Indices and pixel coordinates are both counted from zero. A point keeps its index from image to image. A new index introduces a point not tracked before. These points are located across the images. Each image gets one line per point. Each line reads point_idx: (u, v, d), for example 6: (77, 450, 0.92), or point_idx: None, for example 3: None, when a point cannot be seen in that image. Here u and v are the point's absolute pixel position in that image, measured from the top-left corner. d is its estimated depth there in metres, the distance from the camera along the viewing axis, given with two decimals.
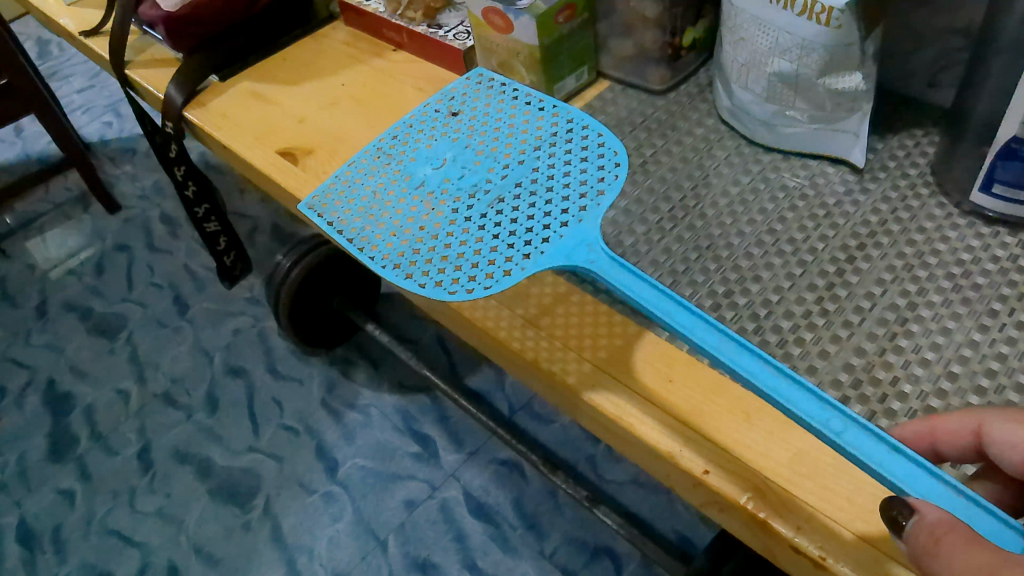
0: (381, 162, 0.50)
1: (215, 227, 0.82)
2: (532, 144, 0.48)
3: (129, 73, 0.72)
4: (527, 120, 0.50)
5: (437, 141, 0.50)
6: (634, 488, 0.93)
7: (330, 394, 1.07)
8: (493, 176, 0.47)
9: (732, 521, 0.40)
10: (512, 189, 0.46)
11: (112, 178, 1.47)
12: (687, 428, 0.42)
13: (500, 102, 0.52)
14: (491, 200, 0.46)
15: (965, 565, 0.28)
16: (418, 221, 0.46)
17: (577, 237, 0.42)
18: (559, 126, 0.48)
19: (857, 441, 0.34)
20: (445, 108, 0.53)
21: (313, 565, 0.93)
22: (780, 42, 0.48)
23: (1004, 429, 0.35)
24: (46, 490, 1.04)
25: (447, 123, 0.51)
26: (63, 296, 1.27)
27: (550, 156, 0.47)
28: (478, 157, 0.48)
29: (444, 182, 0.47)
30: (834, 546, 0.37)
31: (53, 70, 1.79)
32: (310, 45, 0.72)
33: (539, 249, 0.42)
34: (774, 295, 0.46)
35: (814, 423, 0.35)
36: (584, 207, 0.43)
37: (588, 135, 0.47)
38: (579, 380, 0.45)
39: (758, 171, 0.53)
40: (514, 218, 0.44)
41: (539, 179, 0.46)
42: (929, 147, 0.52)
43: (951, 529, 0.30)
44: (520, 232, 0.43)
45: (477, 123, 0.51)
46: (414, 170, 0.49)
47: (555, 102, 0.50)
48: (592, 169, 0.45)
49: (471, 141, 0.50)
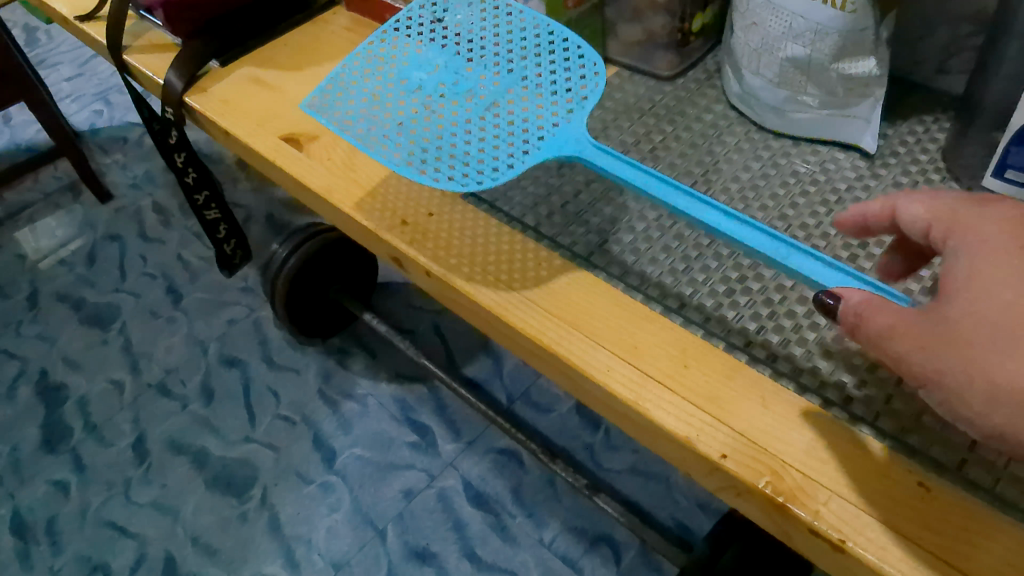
0: (374, 64, 0.54)
1: (215, 215, 0.80)
2: (513, 55, 0.53)
3: (126, 59, 0.71)
4: (504, 31, 0.54)
5: (425, 48, 0.54)
6: (632, 477, 0.93)
7: (327, 384, 1.07)
8: (483, 82, 0.52)
9: (751, 507, 0.38)
10: (501, 95, 0.51)
11: (104, 167, 1.46)
12: (704, 412, 0.39)
13: (479, 13, 0.55)
14: (484, 104, 0.51)
15: (892, 317, 0.31)
16: (421, 116, 0.51)
17: (563, 133, 0.47)
18: (534, 36, 0.53)
19: (797, 259, 0.39)
20: (427, 14, 0.56)
21: (311, 555, 0.92)
22: (793, 27, 0.48)
23: (912, 207, 0.34)
24: (39, 482, 1.03)
25: (433, 32, 0.55)
26: (54, 287, 1.26)
27: (530, 67, 0.52)
28: (467, 64, 0.53)
29: (441, 87, 0.52)
30: (855, 529, 0.34)
31: (41, 58, 1.77)
32: (309, 31, 0.71)
33: (533, 145, 0.48)
34: (788, 281, 0.45)
35: (762, 253, 0.40)
36: (564, 108, 0.49)
37: (559, 45, 0.52)
38: (584, 364, 0.42)
39: (768, 157, 0.53)
40: (508, 121, 0.50)
41: (524, 87, 0.51)
42: (940, 133, 0.52)
43: (868, 304, 0.32)
44: (514, 129, 0.49)
45: (460, 31, 0.55)
46: (408, 74, 0.53)
47: (527, 12, 0.54)
48: (567, 70, 0.51)
49: (459, 49, 0.54)
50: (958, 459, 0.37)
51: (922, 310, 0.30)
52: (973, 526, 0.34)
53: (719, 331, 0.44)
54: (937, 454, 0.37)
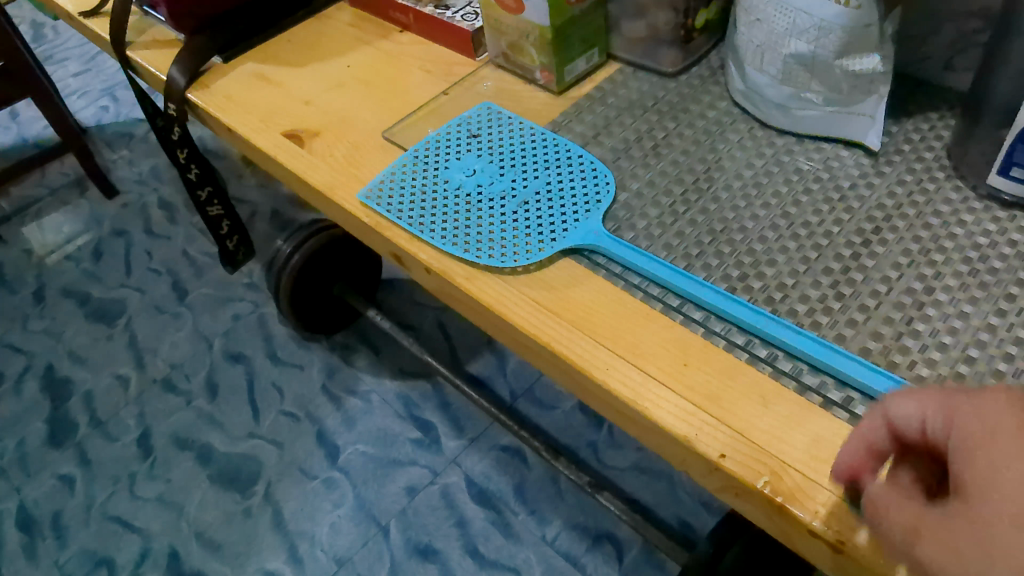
0: (417, 166, 0.54)
1: (218, 211, 0.80)
2: (547, 162, 0.53)
3: (130, 54, 0.71)
4: (537, 141, 0.55)
5: (464, 155, 0.54)
6: (635, 474, 0.93)
7: (331, 380, 1.07)
8: (518, 184, 0.51)
9: (749, 506, 0.38)
10: (535, 195, 0.51)
11: (110, 162, 1.46)
12: (704, 412, 0.39)
13: (513, 127, 0.56)
14: (518, 203, 0.50)
15: (945, 559, 0.22)
16: (460, 216, 0.50)
17: (587, 228, 0.48)
18: (567, 151, 0.53)
19: (824, 354, 0.40)
20: (464, 131, 0.56)
21: (314, 551, 0.92)
22: (797, 24, 0.47)
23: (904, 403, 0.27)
24: (45, 476, 1.03)
25: (470, 143, 0.55)
26: (61, 282, 1.27)
27: (562, 173, 0.52)
28: (502, 170, 0.53)
29: (478, 188, 0.52)
30: (853, 528, 0.34)
31: (47, 54, 1.78)
32: (313, 26, 0.71)
33: (565, 236, 0.48)
34: (790, 279, 0.44)
35: (792, 347, 0.41)
36: (590, 210, 0.49)
37: (589, 162, 0.53)
38: (589, 366, 0.42)
39: (772, 154, 0.52)
40: (542, 217, 0.49)
41: (557, 189, 0.51)
42: (945, 131, 0.52)
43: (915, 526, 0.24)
44: (546, 225, 0.49)
45: (495, 142, 0.55)
46: (449, 175, 0.53)
47: (557, 136, 0.55)
48: (598, 184, 0.51)
49: (495, 156, 0.54)
50: None
51: (957, 528, 0.23)
52: None
53: (720, 330, 0.43)
54: None
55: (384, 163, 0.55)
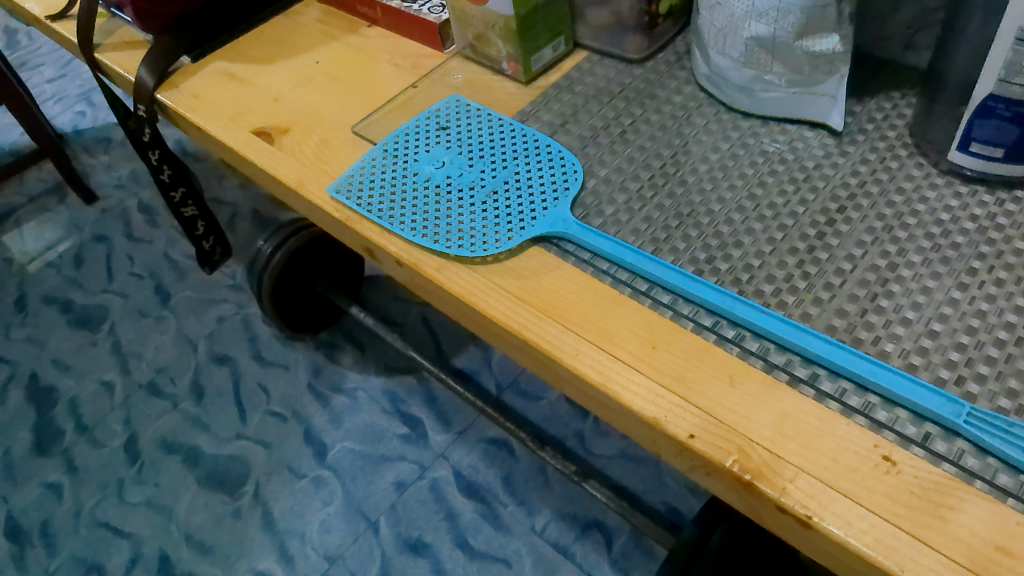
0: (387, 159, 0.54)
1: (193, 212, 0.80)
2: (515, 151, 0.53)
3: (97, 56, 0.70)
4: (504, 132, 0.55)
5: (433, 147, 0.55)
6: (622, 462, 0.94)
7: (317, 378, 1.07)
8: (486, 175, 0.52)
9: (719, 485, 0.38)
10: (503, 185, 0.51)
11: (88, 168, 1.45)
12: (673, 393, 0.39)
13: (479, 119, 0.56)
14: (486, 193, 0.50)
15: None
16: (430, 208, 0.50)
17: (555, 217, 0.48)
18: (534, 140, 0.54)
19: (794, 337, 0.40)
20: (433, 123, 0.56)
21: (305, 549, 0.92)
22: (756, 5, 0.48)
23: None
24: (33, 485, 1.02)
25: (439, 136, 0.55)
26: (42, 290, 1.26)
27: (529, 163, 0.52)
28: (471, 161, 0.53)
29: (447, 179, 0.52)
30: (821, 503, 0.35)
31: (22, 60, 1.76)
32: (282, 23, 0.71)
33: (533, 224, 0.48)
34: (756, 260, 0.45)
35: (764, 329, 0.41)
36: (558, 199, 0.49)
37: (556, 152, 0.53)
38: (559, 351, 0.42)
39: (738, 137, 0.53)
40: (510, 205, 0.49)
41: (524, 178, 0.51)
42: (907, 109, 0.52)
43: None
44: (515, 215, 0.49)
45: (464, 133, 0.55)
46: (418, 167, 0.53)
47: (524, 126, 0.55)
48: (564, 173, 0.51)
49: (464, 148, 0.54)
50: (925, 431, 0.36)
51: None
52: (938, 499, 0.34)
53: (687, 312, 0.43)
54: (905, 429, 0.37)
55: (353, 157, 0.55)
